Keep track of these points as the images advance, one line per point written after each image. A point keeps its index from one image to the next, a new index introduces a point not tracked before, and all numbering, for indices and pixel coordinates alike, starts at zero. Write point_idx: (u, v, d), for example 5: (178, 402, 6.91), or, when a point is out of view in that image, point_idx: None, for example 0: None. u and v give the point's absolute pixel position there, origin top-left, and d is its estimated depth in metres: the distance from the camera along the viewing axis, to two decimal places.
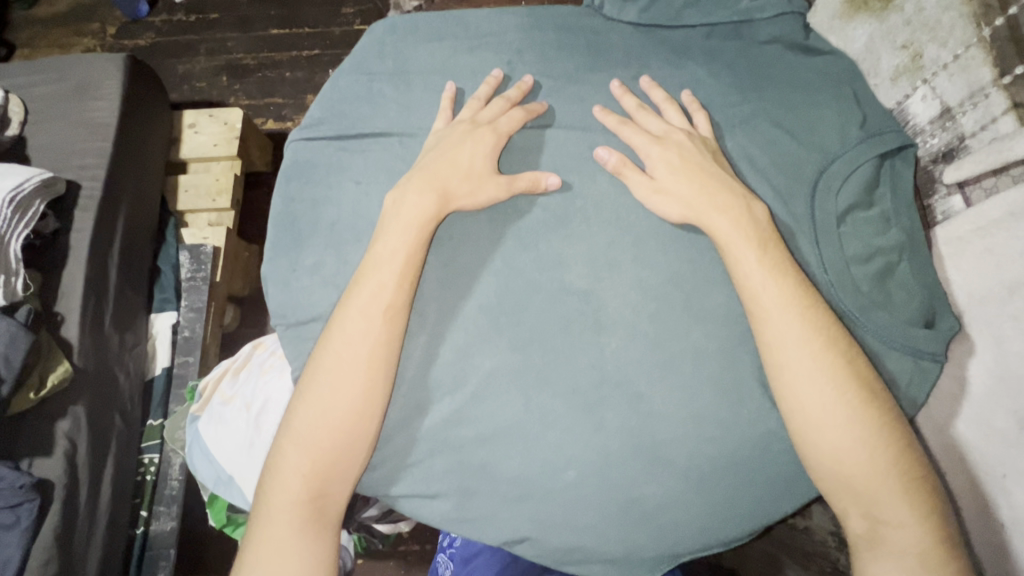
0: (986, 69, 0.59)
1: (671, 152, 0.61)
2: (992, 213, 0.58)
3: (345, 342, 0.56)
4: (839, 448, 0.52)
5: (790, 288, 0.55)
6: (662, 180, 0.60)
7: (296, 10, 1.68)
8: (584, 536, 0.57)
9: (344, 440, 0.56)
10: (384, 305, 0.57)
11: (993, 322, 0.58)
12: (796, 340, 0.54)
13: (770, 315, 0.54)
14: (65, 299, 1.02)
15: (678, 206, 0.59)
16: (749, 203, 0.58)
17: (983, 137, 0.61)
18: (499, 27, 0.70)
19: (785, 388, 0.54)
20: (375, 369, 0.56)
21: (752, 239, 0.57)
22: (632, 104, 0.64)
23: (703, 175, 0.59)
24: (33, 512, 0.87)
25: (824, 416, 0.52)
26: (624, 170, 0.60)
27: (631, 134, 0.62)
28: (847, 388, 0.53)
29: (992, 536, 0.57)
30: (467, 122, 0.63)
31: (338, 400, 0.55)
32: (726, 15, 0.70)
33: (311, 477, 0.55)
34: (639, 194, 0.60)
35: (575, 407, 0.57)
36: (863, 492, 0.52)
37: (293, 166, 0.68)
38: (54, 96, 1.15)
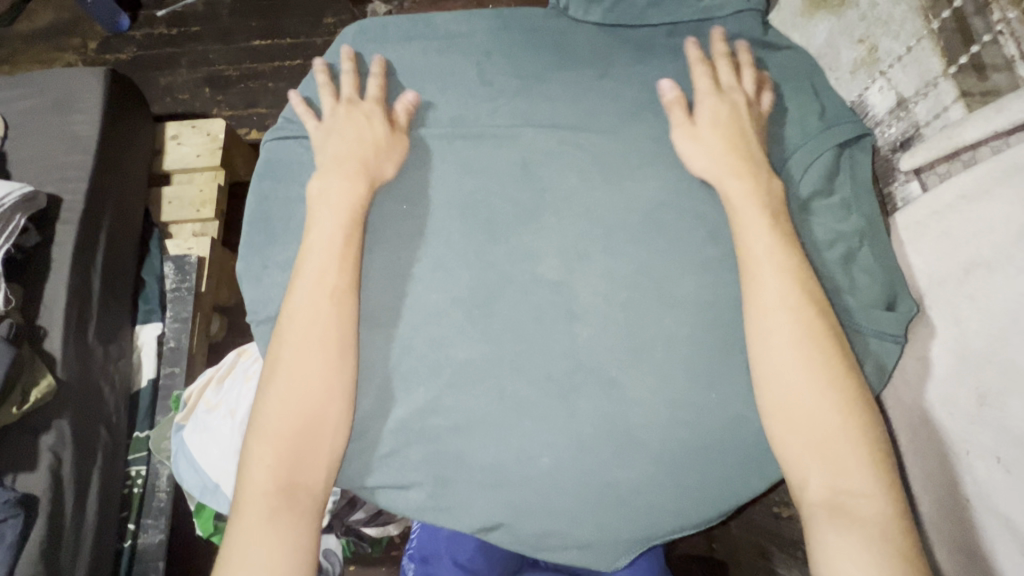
0: (936, 59, 0.61)
1: (724, 104, 0.62)
2: (947, 197, 0.60)
3: (310, 321, 0.57)
4: (813, 413, 0.53)
5: (786, 258, 0.57)
6: (703, 128, 0.62)
7: (277, 20, 1.69)
8: (560, 521, 0.58)
9: (322, 428, 0.56)
10: (330, 287, 0.58)
11: (951, 302, 0.59)
12: (787, 306, 0.55)
13: (765, 281, 0.56)
14: (46, 312, 1.02)
15: (706, 159, 0.61)
16: (770, 176, 0.60)
17: (935, 125, 0.63)
18: (468, 29, 0.72)
19: (765, 354, 0.55)
20: (337, 351, 0.57)
21: (763, 209, 0.58)
22: (722, 50, 0.67)
23: (741, 139, 0.61)
24: (18, 527, 0.87)
25: (801, 383, 0.54)
26: (676, 106, 0.63)
27: (699, 78, 0.64)
28: (828, 355, 0.54)
29: (954, 508, 0.59)
30: (340, 105, 0.65)
31: (322, 391, 0.56)
32: (688, 14, 0.72)
33: (283, 460, 0.55)
34: (676, 134, 0.63)
35: (549, 395, 0.58)
36: (831, 465, 0.52)
37: (266, 165, 0.69)
38: (34, 111, 1.16)
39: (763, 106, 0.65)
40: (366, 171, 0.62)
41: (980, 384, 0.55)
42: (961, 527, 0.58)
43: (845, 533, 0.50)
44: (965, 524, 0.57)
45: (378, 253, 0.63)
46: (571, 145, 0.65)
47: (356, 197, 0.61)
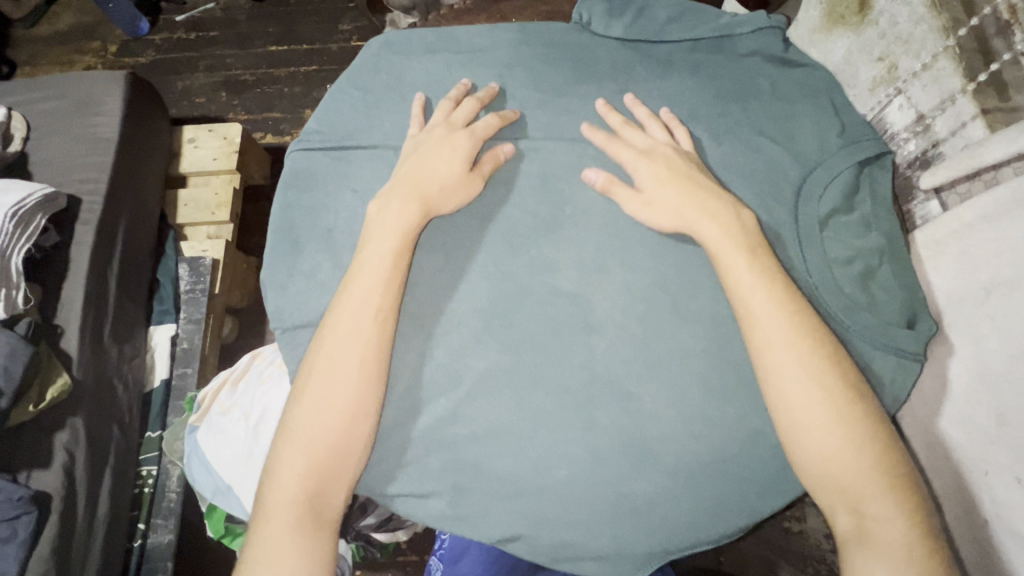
0: (957, 78, 0.61)
1: (658, 162, 0.62)
2: (968, 216, 0.60)
3: (344, 341, 0.58)
4: (821, 447, 0.53)
5: (778, 294, 0.56)
6: (651, 191, 0.61)
7: (293, 27, 1.72)
8: (576, 532, 0.58)
9: (349, 443, 0.57)
10: (374, 307, 0.59)
11: (971, 321, 0.59)
12: (784, 343, 0.55)
13: (760, 320, 0.56)
14: (64, 311, 1.03)
15: (668, 216, 0.61)
16: (738, 211, 0.60)
17: (955, 143, 0.63)
18: (490, 42, 0.73)
19: (771, 387, 0.55)
20: (368, 368, 0.58)
21: (739, 246, 0.58)
22: (618, 120, 0.66)
23: (691, 184, 0.61)
24: (31, 523, 0.88)
25: (812, 415, 0.54)
26: (614, 187, 0.62)
27: (620, 147, 0.64)
28: (833, 386, 0.54)
29: (972, 528, 0.58)
30: (442, 125, 0.65)
31: (337, 407, 0.57)
32: (707, 30, 0.73)
33: (308, 474, 0.56)
34: (630, 207, 0.62)
35: (567, 406, 0.59)
36: (851, 489, 0.53)
37: (290, 174, 0.70)
38: (56, 113, 1.18)
39: (684, 145, 0.65)
40: (423, 197, 0.62)
41: (1000, 405, 0.55)
42: (980, 548, 0.57)
43: (871, 558, 0.52)
44: (983, 544, 0.57)
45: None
46: (591, 158, 0.66)
47: (410, 227, 0.61)
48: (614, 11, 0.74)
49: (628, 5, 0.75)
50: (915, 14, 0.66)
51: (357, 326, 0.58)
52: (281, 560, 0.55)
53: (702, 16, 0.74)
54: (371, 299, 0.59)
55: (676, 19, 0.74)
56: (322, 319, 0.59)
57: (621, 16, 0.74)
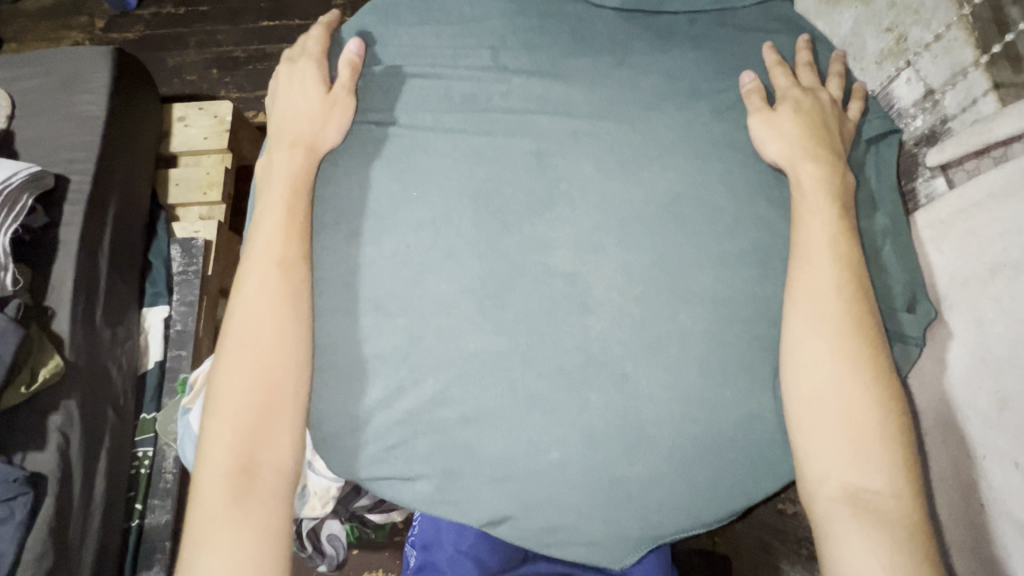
0: (969, 50, 0.59)
1: (807, 96, 0.62)
2: (974, 194, 0.58)
3: (253, 297, 0.58)
4: (852, 404, 0.51)
5: (852, 252, 0.56)
6: (781, 113, 0.61)
7: (285, 2, 1.67)
8: (567, 514, 0.57)
9: (277, 404, 0.56)
10: (276, 259, 0.59)
11: (974, 303, 0.58)
12: (839, 294, 0.54)
13: (817, 265, 0.55)
14: (55, 293, 1.02)
15: (779, 143, 0.60)
16: (844, 171, 0.59)
17: (965, 118, 0.60)
18: (479, 12, 0.69)
19: (812, 334, 0.53)
20: (284, 325, 0.57)
21: (831, 197, 0.57)
22: (805, 59, 0.66)
23: (820, 127, 0.60)
24: (27, 505, 0.88)
25: (845, 375, 0.52)
26: (754, 95, 0.63)
27: (778, 75, 0.64)
28: (868, 351, 0.53)
29: (968, 513, 0.58)
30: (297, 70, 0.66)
31: (260, 366, 0.56)
32: (708, 2, 0.70)
33: (238, 443, 0.54)
34: (753, 120, 0.62)
35: (559, 389, 0.57)
36: (863, 457, 0.51)
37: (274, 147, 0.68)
38: (41, 89, 1.15)
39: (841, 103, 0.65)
40: (309, 148, 0.63)
41: (1000, 388, 0.54)
42: (974, 531, 0.57)
43: (861, 527, 0.49)
44: (978, 528, 0.56)
45: (386, 244, 0.62)
46: (588, 134, 0.63)
47: (294, 170, 0.61)
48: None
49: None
50: None
51: (271, 279, 0.58)
52: (215, 538, 0.52)
53: None
54: (269, 252, 0.59)
55: None
56: (245, 294, 0.58)
57: None
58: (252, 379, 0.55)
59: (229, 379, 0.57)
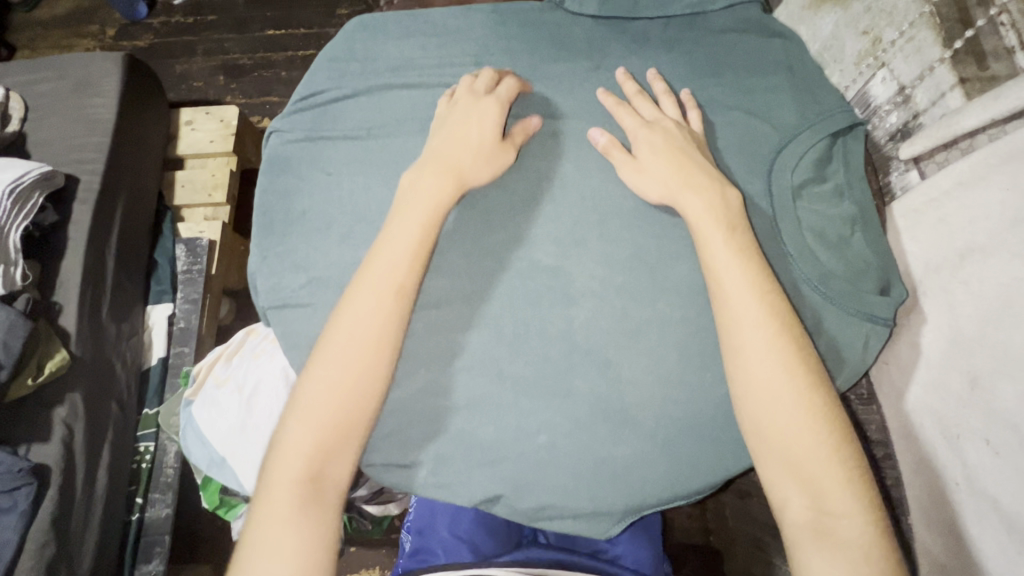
0: (937, 48, 0.62)
1: (657, 135, 0.61)
2: (944, 184, 0.61)
3: (363, 316, 0.57)
4: (786, 431, 0.52)
5: (755, 270, 0.56)
6: (646, 159, 0.61)
7: (290, 12, 1.72)
8: (555, 495, 0.59)
9: (352, 414, 0.56)
10: (397, 284, 0.57)
11: (945, 288, 0.60)
12: (754, 322, 0.54)
13: (731, 297, 0.55)
14: (62, 289, 1.05)
15: (656, 186, 0.60)
16: (723, 187, 0.59)
17: (934, 113, 0.63)
18: (467, 17, 0.73)
19: (736, 366, 0.55)
20: (382, 350, 0.57)
21: (720, 224, 0.58)
22: (633, 88, 0.66)
23: (684, 158, 0.60)
24: (30, 495, 0.90)
25: (775, 403, 0.53)
26: (613, 150, 0.62)
27: (624, 115, 0.63)
28: (799, 375, 0.53)
29: (942, 489, 0.60)
30: (463, 95, 0.65)
31: (342, 383, 0.55)
32: (680, 8, 0.73)
33: (313, 454, 0.54)
34: (625, 173, 0.62)
35: (545, 374, 0.60)
36: (811, 480, 0.51)
37: (274, 163, 0.70)
38: (53, 93, 1.19)
39: (693, 124, 0.65)
40: None
41: (972, 367, 0.56)
42: (948, 508, 0.59)
43: (828, 553, 0.49)
44: (950, 504, 0.59)
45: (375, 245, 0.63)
46: (570, 134, 0.66)
47: None
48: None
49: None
50: None
51: (373, 311, 0.57)
52: (272, 531, 0.52)
53: None
54: (392, 278, 0.58)
55: None
56: (353, 298, 0.57)
57: None
58: (330, 396, 0.55)
59: (316, 386, 0.56)
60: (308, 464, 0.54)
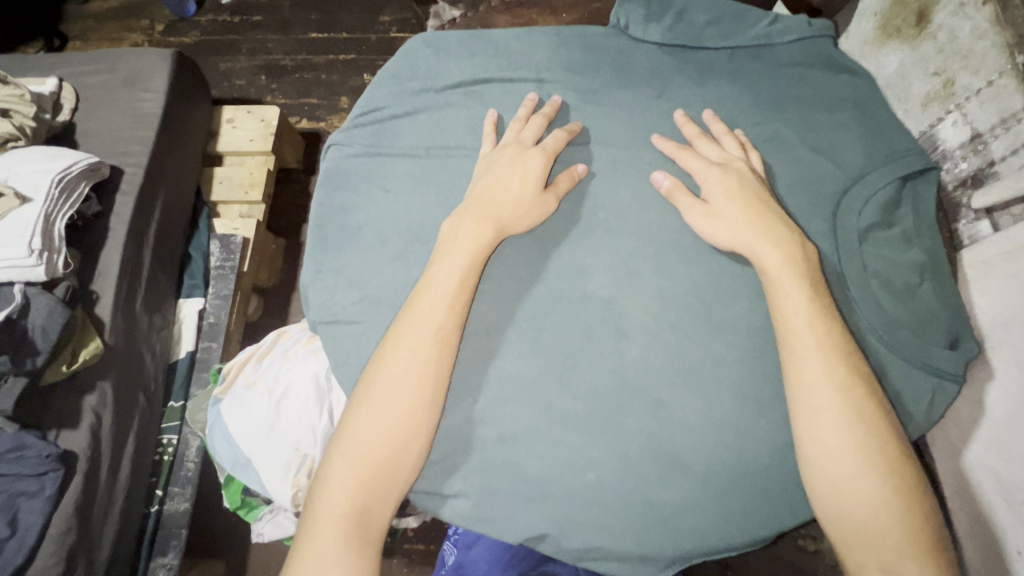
0: (1018, 96, 0.59)
1: (731, 177, 0.60)
2: (1020, 238, 0.59)
3: (404, 359, 0.56)
4: (867, 498, 0.51)
5: (838, 333, 0.55)
6: (718, 205, 0.59)
7: (334, 16, 1.74)
8: (601, 536, 0.58)
9: (397, 452, 0.55)
10: (436, 326, 0.57)
11: (1016, 346, 0.58)
12: (835, 384, 0.53)
13: (811, 357, 0.54)
14: (100, 278, 1.06)
15: (728, 235, 0.58)
16: (804, 243, 0.58)
17: (1013, 163, 0.61)
18: (526, 39, 0.72)
19: (812, 431, 0.53)
20: (424, 390, 0.56)
21: (802, 279, 0.56)
22: (694, 132, 0.64)
23: (762, 209, 0.58)
24: (57, 481, 0.91)
25: (859, 469, 0.51)
26: (677, 193, 0.61)
27: (688, 157, 0.62)
28: (880, 440, 0.52)
29: (1001, 555, 0.57)
30: (512, 144, 0.64)
31: (386, 419, 0.55)
32: (744, 40, 0.71)
33: (358, 491, 0.55)
34: (693, 217, 0.60)
35: (594, 409, 0.58)
36: (889, 547, 0.50)
37: (328, 177, 0.70)
38: (103, 86, 1.22)
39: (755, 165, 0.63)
40: None
41: None
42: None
43: None
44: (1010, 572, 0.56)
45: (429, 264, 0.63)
46: (626, 163, 0.65)
47: None
48: (653, 15, 0.73)
49: (667, 9, 0.73)
50: (976, 29, 0.64)
51: (408, 349, 0.56)
52: (315, 559, 0.53)
53: (742, 21, 0.73)
54: (433, 320, 0.57)
55: (715, 22, 0.73)
56: (400, 334, 0.57)
57: (660, 20, 0.72)
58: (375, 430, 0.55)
59: (363, 420, 0.56)
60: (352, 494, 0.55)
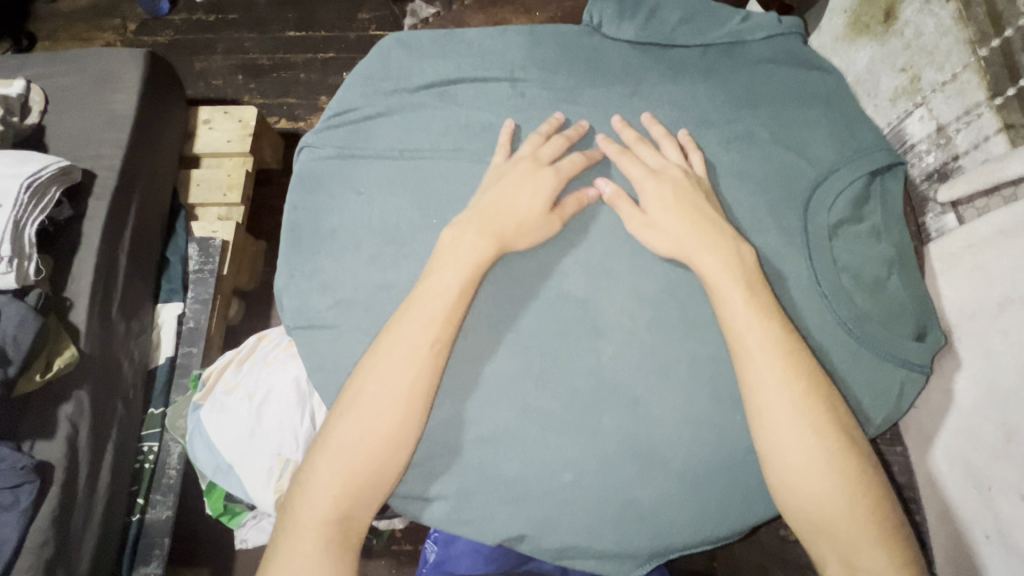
0: (981, 91, 0.61)
1: (666, 186, 0.61)
2: (985, 231, 0.60)
3: (396, 369, 0.56)
4: (817, 490, 0.52)
5: (774, 333, 0.55)
6: (654, 214, 0.60)
7: (312, 13, 1.71)
8: (580, 536, 0.58)
9: (389, 462, 0.56)
10: (429, 339, 0.56)
11: (981, 336, 0.59)
12: (778, 381, 0.54)
13: (754, 355, 0.55)
14: (74, 285, 1.04)
15: (666, 242, 0.59)
16: (738, 244, 0.58)
17: (976, 156, 0.63)
18: (499, 38, 0.72)
19: (763, 427, 0.54)
20: (412, 402, 0.56)
21: (738, 282, 0.57)
22: (633, 135, 0.65)
23: (696, 217, 0.59)
24: (33, 493, 0.88)
25: (808, 463, 0.52)
26: (619, 202, 0.62)
27: (628, 163, 0.63)
28: (828, 435, 0.53)
29: (968, 541, 0.59)
30: (526, 159, 0.63)
31: (375, 429, 0.55)
32: (719, 37, 0.72)
33: (342, 497, 0.55)
34: (632, 227, 0.61)
35: (572, 408, 0.58)
36: (843, 536, 0.51)
37: (302, 180, 0.69)
38: (73, 87, 1.19)
39: (697, 171, 0.63)
40: None
41: (1008, 420, 0.55)
42: (971, 562, 0.58)
43: None
44: (974, 559, 0.58)
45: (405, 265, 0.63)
46: (599, 162, 0.65)
47: None
48: (627, 12, 0.72)
49: (640, 7, 0.73)
50: (940, 26, 0.65)
51: (398, 361, 0.56)
52: (293, 563, 0.53)
53: (713, 20, 0.73)
54: (420, 331, 0.56)
55: (687, 20, 0.73)
56: (394, 344, 0.56)
57: (634, 17, 0.72)
58: (372, 439, 0.55)
59: (359, 429, 0.55)
60: (339, 498, 0.55)
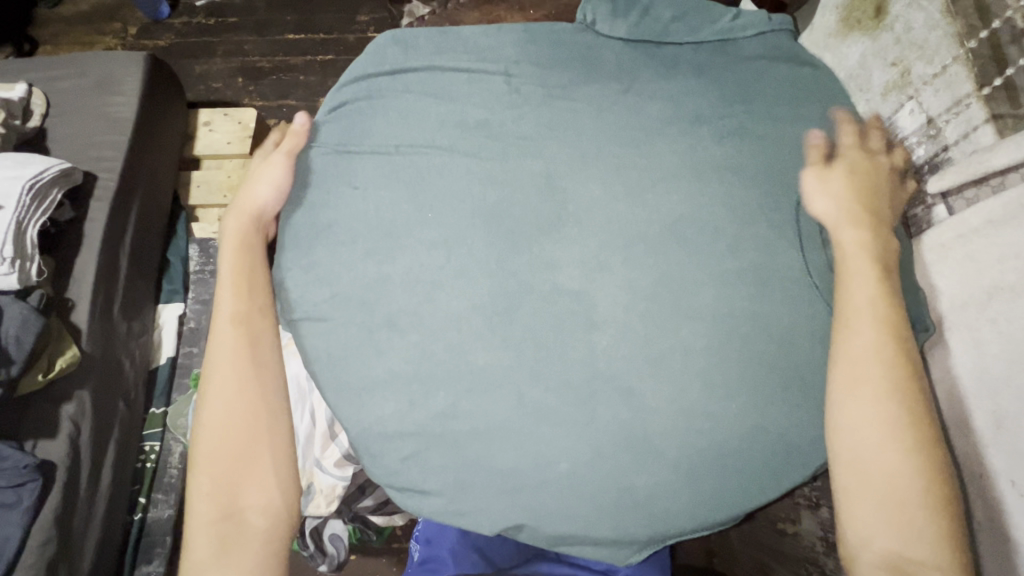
0: (969, 83, 0.62)
1: (862, 160, 0.62)
2: (974, 221, 0.61)
3: (223, 354, 0.60)
4: (885, 473, 0.51)
5: (896, 315, 0.54)
6: (835, 171, 0.62)
7: (311, 16, 1.73)
8: (577, 525, 0.59)
9: (253, 440, 0.58)
10: (226, 317, 0.61)
11: (971, 325, 0.60)
12: (879, 359, 0.53)
13: (856, 330, 0.55)
14: (76, 285, 1.05)
15: (824, 201, 0.61)
16: (885, 232, 0.59)
17: (965, 147, 0.63)
18: (494, 36, 0.73)
19: (848, 401, 0.53)
20: (262, 371, 0.60)
21: (875, 262, 0.57)
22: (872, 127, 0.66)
23: (868, 190, 0.60)
24: (35, 491, 0.89)
25: (879, 445, 0.51)
26: (815, 153, 0.65)
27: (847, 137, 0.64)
28: (913, 421, 0.52)
29: None
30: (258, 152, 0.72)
31: (230, 411, 0.58)
32: (711, 34, 0.73)
33: (218, 494, 0.55)
34: (808, 176, 0.63)
35: (567, 399, 0.59)
36: (902, 522, 0.50)
37: (299, 176, 0.70)
38: (74, 90, 1.20)
39: (896, 180, 0.63)
40: None
41: (998, 407, 0.56)
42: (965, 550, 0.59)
43: None
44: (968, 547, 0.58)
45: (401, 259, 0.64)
46: (592, 158, 0.66)
47: None
48: (620, 10, 0.73)
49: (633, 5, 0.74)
50: (928, 20, 0.66)
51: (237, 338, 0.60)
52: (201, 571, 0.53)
53: (705, 16, 0.74)
54: (234, 309, 0.61)
55: (680, 17, 0.74)
56: (216, 333, 0.61)
57: (626, 14, 0.73)
58: (230, 420, 0.57)
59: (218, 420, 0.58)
60: (213, 494, 0.56)
